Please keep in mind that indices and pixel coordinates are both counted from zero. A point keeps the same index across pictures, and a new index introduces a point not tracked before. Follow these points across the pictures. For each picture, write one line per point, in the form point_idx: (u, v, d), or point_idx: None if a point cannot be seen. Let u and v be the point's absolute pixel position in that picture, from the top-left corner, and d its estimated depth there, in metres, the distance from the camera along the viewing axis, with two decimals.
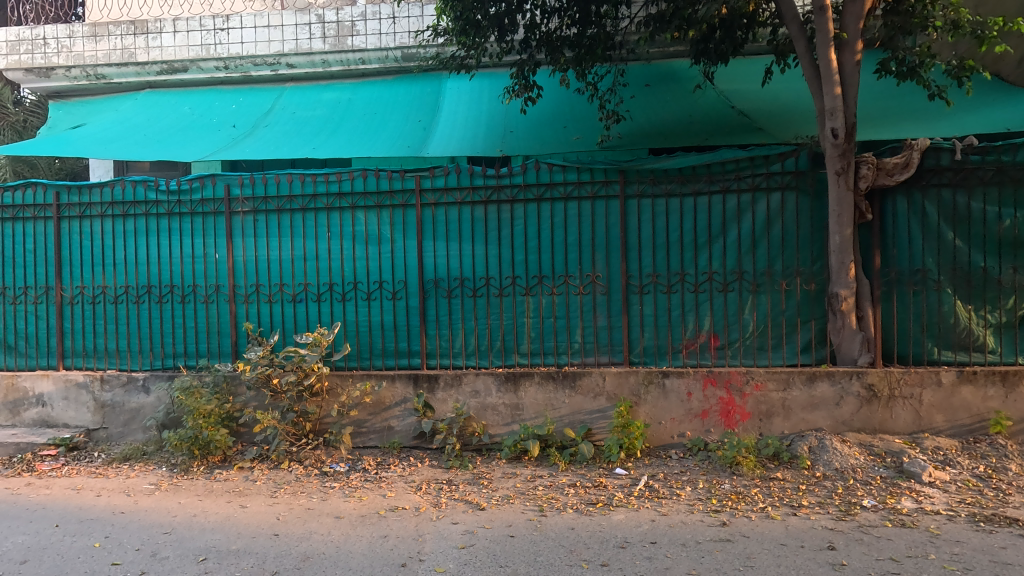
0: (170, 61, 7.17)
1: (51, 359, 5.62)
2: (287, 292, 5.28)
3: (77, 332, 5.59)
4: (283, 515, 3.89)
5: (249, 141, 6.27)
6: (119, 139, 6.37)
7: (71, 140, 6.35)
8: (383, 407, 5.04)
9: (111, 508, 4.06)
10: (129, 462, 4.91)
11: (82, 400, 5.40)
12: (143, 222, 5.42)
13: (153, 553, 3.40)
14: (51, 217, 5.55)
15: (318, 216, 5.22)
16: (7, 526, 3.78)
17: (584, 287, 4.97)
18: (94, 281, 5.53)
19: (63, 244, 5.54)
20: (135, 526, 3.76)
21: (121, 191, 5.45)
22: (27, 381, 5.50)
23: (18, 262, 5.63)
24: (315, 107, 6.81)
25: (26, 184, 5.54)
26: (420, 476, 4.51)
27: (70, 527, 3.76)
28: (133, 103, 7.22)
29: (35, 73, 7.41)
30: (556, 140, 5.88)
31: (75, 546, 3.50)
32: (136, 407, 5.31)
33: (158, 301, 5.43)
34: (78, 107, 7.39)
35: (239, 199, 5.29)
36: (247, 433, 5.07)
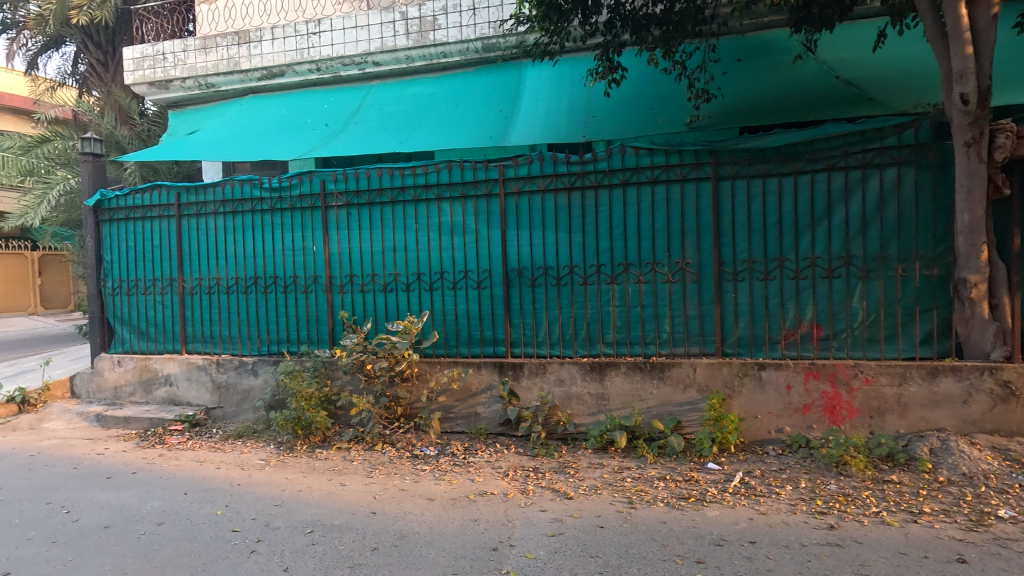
0: (269, 67, 7.64)
1: (174, 343, 6.21)
2: (378, 282, 5.51)
3: (195, 320, 6.15)
4: (380, 494, 4.09)
5: (340, 138, 6.58)
6: (227, 141, 6.89)
7: (187, 145, 6.96)
8: (469, 394, 5.15)
9: (229, 479, 4.45)
10: (242, 439, 5.35)
11: (202, 381, 5.96)
12: (250, 218, 5.86)
13: (267, 523, 3.69)
14: (172, 215, 6.13)
15: (406, 208, 5.39)
16: (146, 491, 4.25)
17: (672, 275, 4.78)
18: (209, 273, 6.06)
19: (183, 239, 6.10)
20: (249, 497, 4.10)
21: (230, 190, 5.91)
22: (157, 363, 6.15)
23: (147, 257, 6.28)
24: (400, 102, 7.03)
25: (152, 186, 6.15)
26: (506, 463, 4.57)
27: (196, 495, 4.17)
28: (238, 108, 7.80)
29: (156, 85, 8.18)
30: (641, 122, 5.71)
31: (201, 512, 3.88)
32: (247, 388, 5.79)
33: (264, 291, 5.87)
34: (193, 115, 8.11)
35: (333, 194, 5.57)
36: (343, 415, 5.37)
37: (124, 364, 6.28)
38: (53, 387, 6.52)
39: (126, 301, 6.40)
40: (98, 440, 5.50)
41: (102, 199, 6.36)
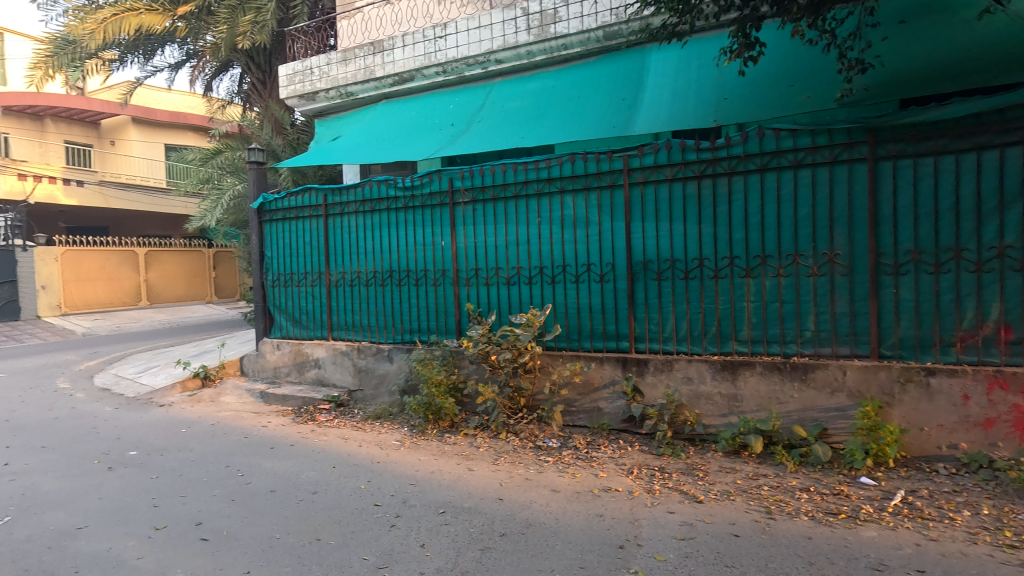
0: (400, 73, 8.12)
1: (322, 330, 6.89)
2: (502, 275, 5.65)
3: (339, 309, 6.76)
4: (505, 482, 4.21)
5: (466, 137, 6.83)
6: (366, 145, 7.45)
7: (332, 150, 7.64)
8: (591, 388, 5.11)
9: (370, 457, 4.85)
10: (379, 420, 5.80)
11: (345, 365, 6.55)
12: (385, 215, 6.30)
13: (404, 500, 3.97)
14: (320, 215, 6.78)
15: (529, 202, 5.46)
16: (302, 462, 4.77)
17: (818, 268, 4.34)
18: (351, 267, 6.63)
19: (329, 236, 6.73)
20: (388, 475, 4.44)
21: (369, 190, 6.40)
22: (309, 347, 6.86)
23: (300, 252, 7.02)
24: (522, 98, 7.13)
25: (304, 189, 6.85)
26: (630, 460, 4.48)
27: (343, 468, 4.59)
28: (374, 114, 8.42)
29: (306, 98, 9.08)
30: (781, 102, 5.25)
31: (348, 485, 4.26)
32: (383, 373, 6.26)
33: (398, 284, 6.29)
34: (336, 123, 8.89)
35: (460, 190, 5.81)
36: (470, 403, 5.60)
37: (282, 348, 7.09)
38: (227, 365, 7.56)
39: (283, 292, 7.22)
40: (263, 414, 6.28)
41: (265, 202, 7.22)
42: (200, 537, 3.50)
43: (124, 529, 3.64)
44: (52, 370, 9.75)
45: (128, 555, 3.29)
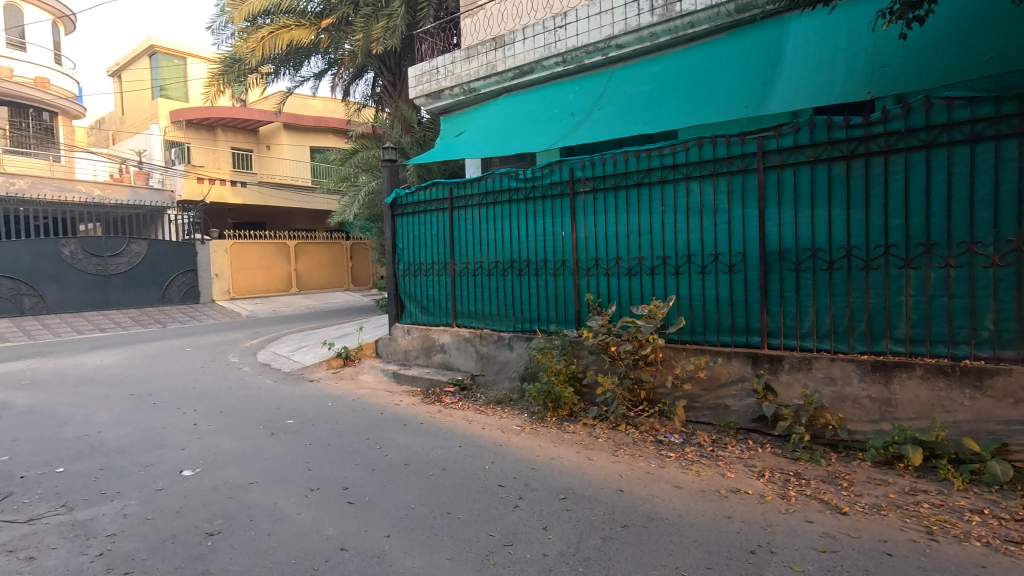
0: (521, 66, 8.24)
1: (447, 317, 7.28)
2: (622, 266, 5.56)
3: (463, 298, 7.09)
4: (626, 474, 4.18)
5: (586, 125, 6.78)
6: (488, 139, 7.68)
7: (456, 145, 7.98)
8: (718, 384, 4.87)
9: (493, 439, 5.06)
10: (501, 405, 6.02)
11: (468, 351, 6.87)
12: (507, 207, 6.47)
13: (526, 483, 4.10)
14: (446, 207, 7.15)
15: (652, 190, 5.31)
16: (432, 440, 5.11)
17: (1001, 257, 3.73)
18: (475, 257, 6.92)
19: (454, 228, 7.08)
20: (510, 457, 4.61)
21: (492, 182, 6.62)
22: (435, 333, 7.29)
23: (428, 243, 7.47)
24: (644, 82, 6.91)
25: (432, 183, 7.26)
26: (761, 462, 4.21)
27: (468, 449, 4.84)
28: (496, 108, 8.65)
29: (432, 96, 9.55)
30: (954, 67, 4.56)
31: (473, 464, 4.49)
32: (504, 360, 6.48)
33: (519, 274, 6.45)
34: (460, 119, 9.27)
35: (581, 180, 5.80)
36: (588, 393, 5.60)
37: (412, 333, 7.60)
38: (364, 347, 8.28)
39: (413, 281, 7.73)
40: (395, 393, 6.81)
41: (397, 197, 7.76)
42: (347, 500, 3.90)
43: (286, 487, 4.16)
44: (225, 346, 11.36)
45: (290, 510, 3.77)
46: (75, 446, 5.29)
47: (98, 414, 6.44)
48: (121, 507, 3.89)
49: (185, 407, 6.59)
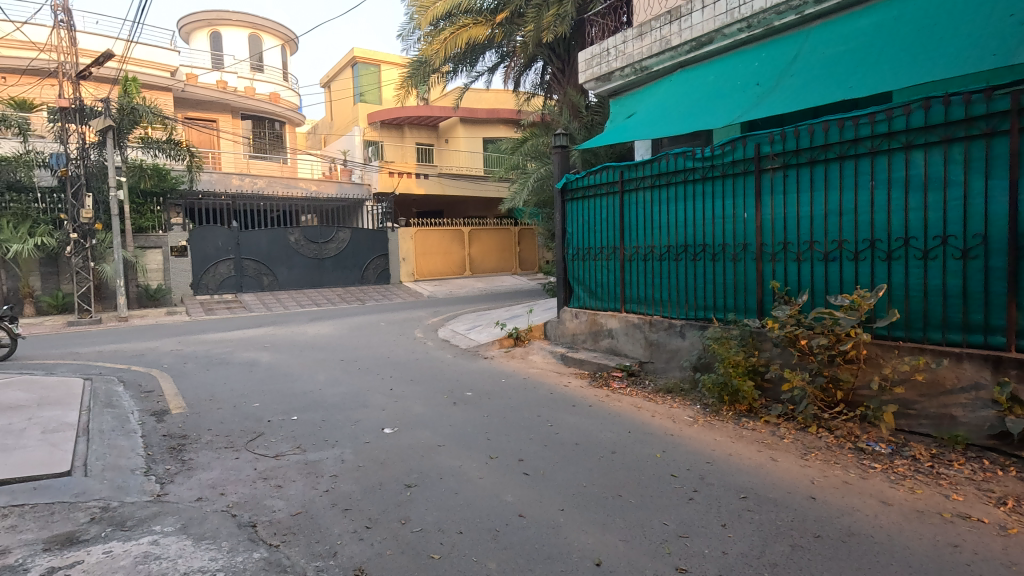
0: (698, 37, 7.73)
1: (615, 303, 7.23)
2: (817, 250, 4.99)
3: (633, 284, 6.98)
4: (819, 481, 3.78)
5: (775, 95, 6.14)
6: (661, 118, 7.35)
7: (627, 127, 7.79)
8: (941, 391, 4.13)
9: (664, 429, 4.94)
10: (671, 395, 5.84)
11: (637, 337, 6.75)
12: (682, 188, 6.20)
13: (701, 476, 3.94)
14: (617, 191, 7.07)
15: (859, 163, 4.66)
16: (601, 423, 5.16)
17: None
18: (646, 241, 6.76)
19: (624, 212, 6.98)
20: (683, 448, 4.46)
21: (666, 163, 6.39)
22: (603, 318, 7.28)
23: (598, 228, 7.48)
24: (849, 40, 6.02)
25: (603, 167, 7.23)
26: (1002, 488, 3.50)
27: (638, 435, 4.80)
28: (669, 85, 8.24)
29: (602, 79, 9.39)
30: None
31: (644, 451, 4.44)
32: (675, 348, 6.25)
33: (694, 259, 6.15)
34: (630, 100, 9.02)
35: (769, 156, 5.31)
36: (771, 389, 5.16)
37: (579, 317, 7.71)
38: (534, 328, 8.62)
39: (582, 265, 7.81)
40: (564, 375, 6.99)
41: (568, 182, 7.89)
42: (523, 471, 4.14)
43: (468, 452, 4.55)
44: (412, 322, 12.69)
45: (473, 474, 4.12)
46: (304, 399, 6.39)
47: (318, 375, 7.68)
48: (339, 454, 4.61)
49: (383, 374, 7.53)
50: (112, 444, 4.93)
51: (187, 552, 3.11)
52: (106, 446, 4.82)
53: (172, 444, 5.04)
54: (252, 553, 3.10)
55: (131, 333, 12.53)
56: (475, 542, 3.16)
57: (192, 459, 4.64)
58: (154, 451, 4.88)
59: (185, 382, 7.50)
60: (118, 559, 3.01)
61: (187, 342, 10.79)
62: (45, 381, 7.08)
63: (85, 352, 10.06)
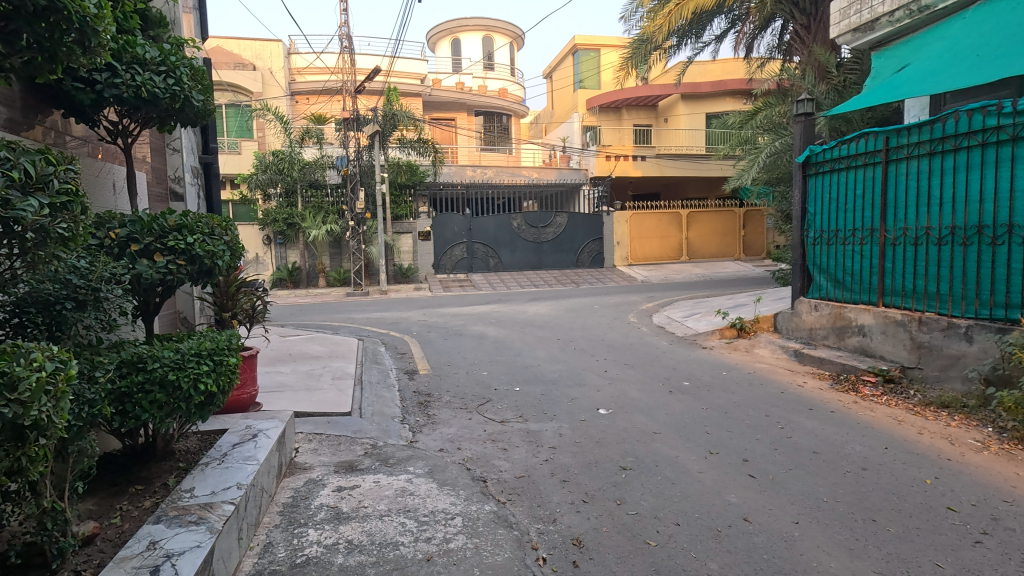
0: None
1: (871, 296, 6.13)
2: None
3: (896, 273, 5.83)
4: None
5: None
6: (948, 67, 5.89)
7: (898, 83, 6.39)
8: None
9: (937, 451, 4.04)
10: (948, 410, 4.74)
11: (900, 337, 5.62)
12: (978, 154, 4.97)
13: (994, 517, 3.13)
14: (878, 162, 5.98)
15: None
16: (848, 433, 4.44)
17: None
18: (918, 222, 5.59)
19: (888, 186, 5.86)
20: (967, 479, 3.59)
21: (954, 123, 5.17)
22: (852, 312, 6.23)
23: (849, 207, 6.41)
24: None
25: (860, 134, 6.16)
26: None
27: (898, 453, 4.01)
28: (962, 25, 6.54)
29: (861, 30, 7.83)
30: None
31: (908, 474, 3.69)
32: (957, 354, 5.05)
33: (992, 244, 4.90)
34: (900, 50, 7.41)
35: None
36: None
37: (820, 309, 6.72)
38: (761, 319, 7.82)
39: (826, 250, 6.79)
40: (798, 373, 6.20)
41: (811, 155, 6.92)
42: (749, 473, 3.81)
43: (687, 444, 4.37)
44: (626, 307, 12.63)
45: (692, 467, 3.93)
46: (525, 373, 6.87)
47: (538, 351, 8.18)
48: (558, 427, 4.85)
49: (598, 356, 7.66)
50: (378, 394, 5.97)
51: (433, 493, 3.61)
52: (374, 396, 5.86)
53: (420, 400, 5.90)
54: (484, 504, 3.45)
55: (390, 303, 15.05)
56: (694, 538, 3.03)
57: (435, 415, 5.36)
58: (407, 404, 5.78)
59: (430, 349, 8.68)
60: (384, 489, 3.65)
61: (431, 314, 12.50)
62: (333, 338, 8.92)
63: (358, 318, 12.36)
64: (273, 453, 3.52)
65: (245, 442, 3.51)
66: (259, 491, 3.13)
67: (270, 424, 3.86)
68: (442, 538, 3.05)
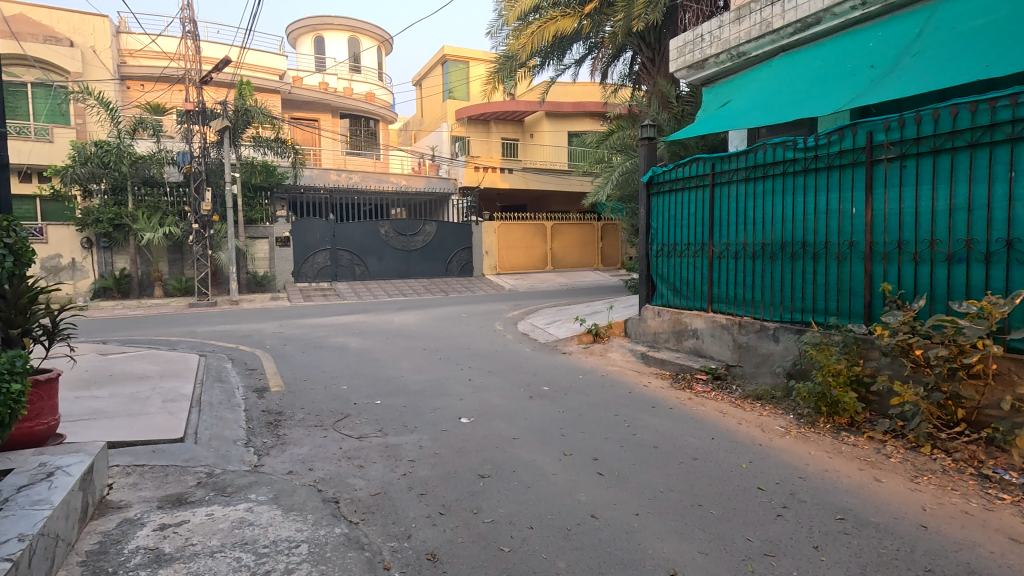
0: (804, 17, 7.08)
1: (702, 302, 6.90)
2: (940, 250, 4.54)
3: (721, 282, 6.62)
4: (931, 507, 3.41)
5: (894, 77, 5.55)
6: (760, 107, 6.86)
7: (723, 116, 7.30)
8: None
9: (752, 437, 4.63)
10: (760, 402, 5.48)
11: (725, 339, 6.38)
12: (780, 181, 5.85)
13: (792, 492, 3.66)
14: (706, 185, 6.78)
15: (994, 152, 4.20)
16: (683, 427, 4.93)
17: None
18: (737, 238, 6.42)
19: (714, 206, 6.67)
20: (773, 460, 4.15)
21: (762, 155, 6.04)
22: (688, 317, 6.96)
23: (684, 223, 7.19)
24: (988, 12, 5.31)
25: (692, 160, 6.95)
26: None
27: (722, 442, 4.54)
28: (769, 71, 7.66)
29: (694, 67, 8.85)
30: None
31: (729, 460, 4.18)
32: (767, 352, 5.85)
33: (792, 257, 5.77)
34: (724, 88, 8.49)
35: (883, 145, 4.91)
36: (877, 403, 4.72)
37: (662, 315, 7.41)
38: (614, 325, 8.42)
39: (666, 262, 7.52)
40: (644, 374, 6.76)
41: (653, 175, 7.63)
42: (598, 471, 4.05)
43: (543, 447, 4.53)
44: (493, 315, 12.87)
45: (547, 469, 4.08)
46: (388, 385, 6.66)
47: (403, 361, 7.98)
48: (418, 439, 4.76)
49: (464, 365, 7.68)
50: (219, 416, 5.39)
51: (277, 521, 3.33)
52: (214, 418, 5.28)
53: (269, 419, 5.43)
54: (333, 527, 3.26)
55: (241, 315, 13.75)
56: (546, 540, 3.13)
57: (285, 435, 4.97)
58: (254, 425, 5.29)
59: (284, 363, 8.06)
60: (217, 522, 3.28)
61: (288, 326, 11.65)
62: (168, 355, 7.91)
63: (201, 331, 11.12)
64: (75, 493, 3.00)
65: (36, 483, 2.95)
66: (52, 541, 2.64)
67: (73, 459, 3.29)
68: (283, 570, 2.81)
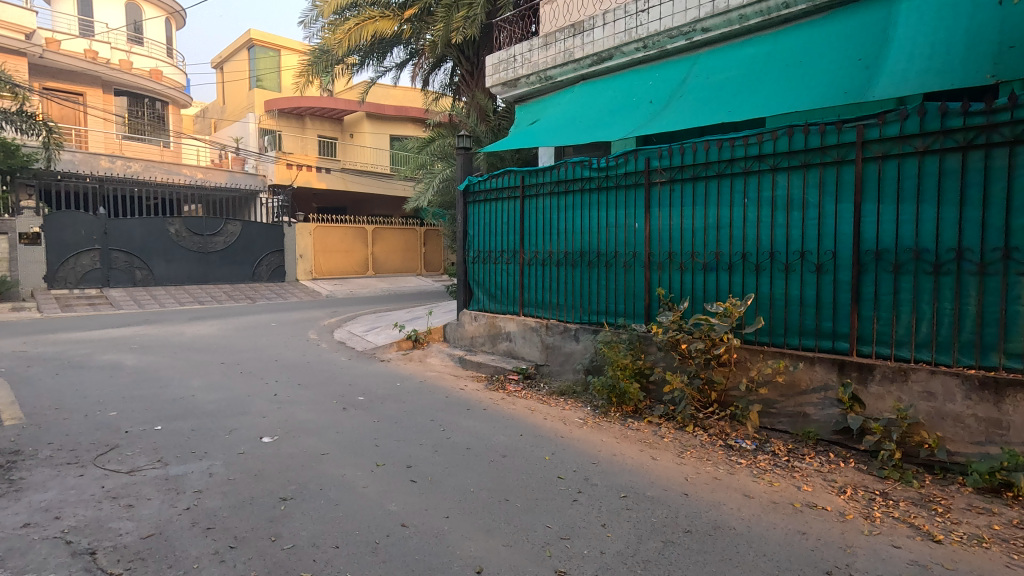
0: (599, 52, 7.96)
1: (514, 306, 7.30)
2: (698, 261, 5.44)
3: (531, 287, 7.09)
4: (691, 477, 4.06)
5: (667, 113, 6.52)
6: (563, 128, 7.53)
7: (532, 133, 7.84)
8: (797, 391, 4.65)
9: (555, 431, 5.02)
10: (563, 397, 5.97)
11: (534, 340, 6.84)
12: (579, 197, 6.47)
13: (586, 477, 4.04)
14: (517, 196, 7.21)
15: (735, 181, 5.17)
16: (494, 426, 5.14)
17: None
18: (544, 247, 6.94)
19: (524, 216, 7.12)
20: (572, 450, 4.55)
21: (564, 171, 6.62)
22: (501, 321, 7.31)
23: (498, 231, 7.55)
24: (731, 68, 6.55)
25: (505, 172, 7.33)
26: (843, 478, 3.98)
27: (529, 437, 4.83)
28: (571, 96, 8.44)
29: (508, 85, 9.36)
30: None
31: (534, 454, 4.47)
32: (569, 351, 6.42)
33: (588, 265, 6.42)
34: (534, 107, 9.13)
35: (657, 170, 5.74)
36: (655, 391, 5.46)
37: (478, 319, 7.66)
38: (433, 330, 8.47)
39: (482, 268, 7.81)
40: (461, 377, 6.91)
41: (470, 184, 7.87)
42: (410, 478, 4.01)
43: (354, 460, 4.34)
44: (306, 323, 12.01)
45: (358, 483, 3.92)
46: (173, 407, 5.78)
47: (193, 379, 7.00)
48: (207, 466, 4.21)
49: (269, 379, 7.02)
50: None
51: None
52: None
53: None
54: None
55: None
56: (352, 557, 3.00)
57: (23, 479, 4.00)
58: None
59: (26, 389, 6.50)
60: None
61: (35, 342, 9.43)
62: None
63: None
64: None
65: None
66: None
67: None
68: None
